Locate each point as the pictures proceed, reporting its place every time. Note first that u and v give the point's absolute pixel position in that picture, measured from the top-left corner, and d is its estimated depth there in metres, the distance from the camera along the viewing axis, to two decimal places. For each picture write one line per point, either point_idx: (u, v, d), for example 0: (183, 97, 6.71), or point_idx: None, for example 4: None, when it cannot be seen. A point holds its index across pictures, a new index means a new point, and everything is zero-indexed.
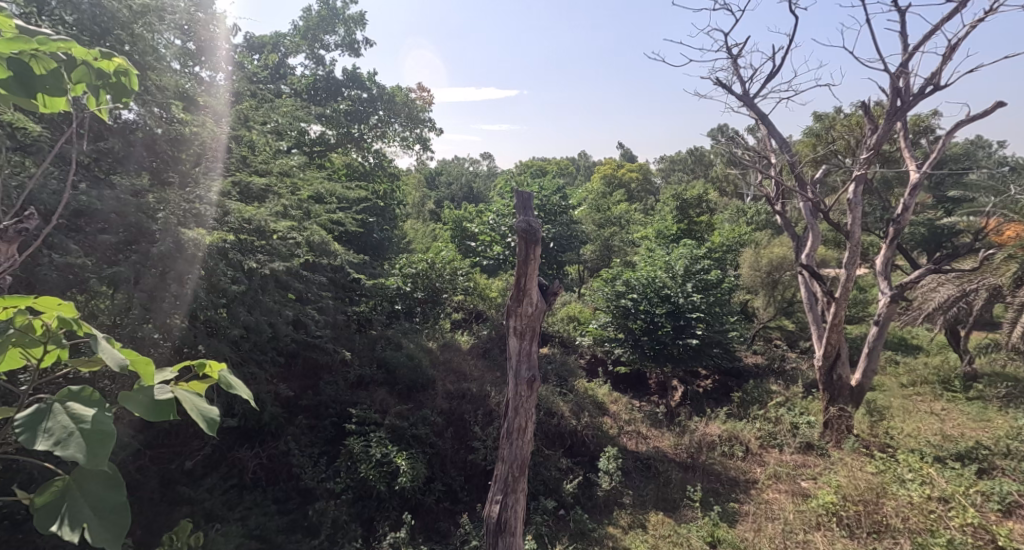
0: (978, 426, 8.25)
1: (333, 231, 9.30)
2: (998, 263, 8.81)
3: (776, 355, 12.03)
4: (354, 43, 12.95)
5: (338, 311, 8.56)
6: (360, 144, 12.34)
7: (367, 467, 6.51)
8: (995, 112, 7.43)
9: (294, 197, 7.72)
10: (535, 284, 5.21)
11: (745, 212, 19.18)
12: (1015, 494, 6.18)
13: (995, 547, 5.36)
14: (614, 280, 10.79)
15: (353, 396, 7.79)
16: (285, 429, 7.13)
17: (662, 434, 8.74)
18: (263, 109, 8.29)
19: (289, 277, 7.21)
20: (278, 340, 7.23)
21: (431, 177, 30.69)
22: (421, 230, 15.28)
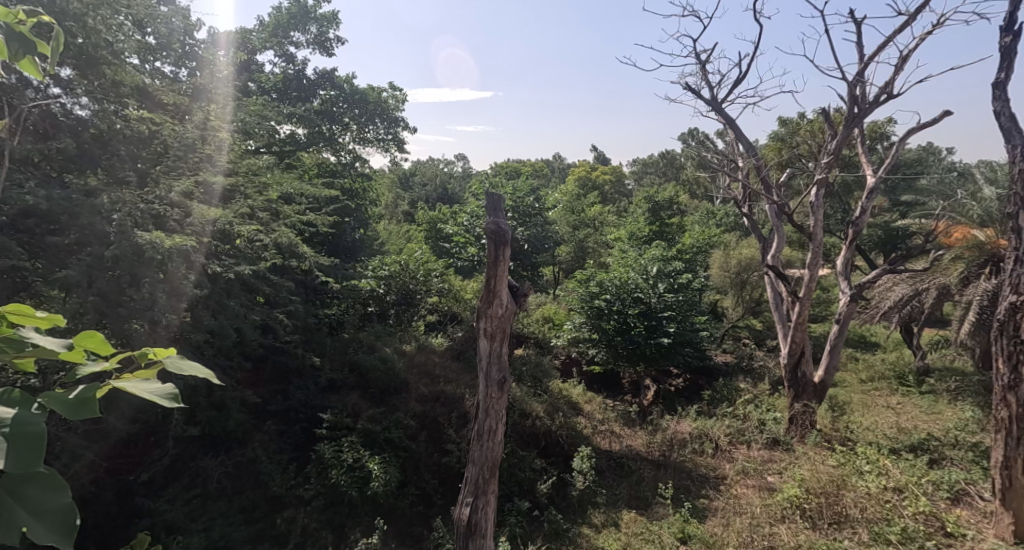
0: (930, 418, 8.55)
1: (304, 233, 9.18)
2: (947, 264, 9.33)
3: (744, 353, 12.28)
4: (325, 42, 12.80)
5: (309, 314, 8.44)
6: (332, 145, 12.19)
7: (338, 472, 6.45)
8: (945, 120, 7.67)
9: (262, 198, 7.59)
10: (505, 285, 5.23)
11: (715, 214, 19.56)
12: (962, 482, 6.51)
13: (945, 534, 5.68)
14: (588, 281, 10.88)
15: (324, 401, 7.70)
16: (252, 436, 7.02)
17: (633, 433, 8.84)
18: (231, 106, 8.13)
19: (256, 280, 7.10)
20: (245, 344, 7.10)
21: (404, 177, 30.50)
22: (395, 231, 15.16)
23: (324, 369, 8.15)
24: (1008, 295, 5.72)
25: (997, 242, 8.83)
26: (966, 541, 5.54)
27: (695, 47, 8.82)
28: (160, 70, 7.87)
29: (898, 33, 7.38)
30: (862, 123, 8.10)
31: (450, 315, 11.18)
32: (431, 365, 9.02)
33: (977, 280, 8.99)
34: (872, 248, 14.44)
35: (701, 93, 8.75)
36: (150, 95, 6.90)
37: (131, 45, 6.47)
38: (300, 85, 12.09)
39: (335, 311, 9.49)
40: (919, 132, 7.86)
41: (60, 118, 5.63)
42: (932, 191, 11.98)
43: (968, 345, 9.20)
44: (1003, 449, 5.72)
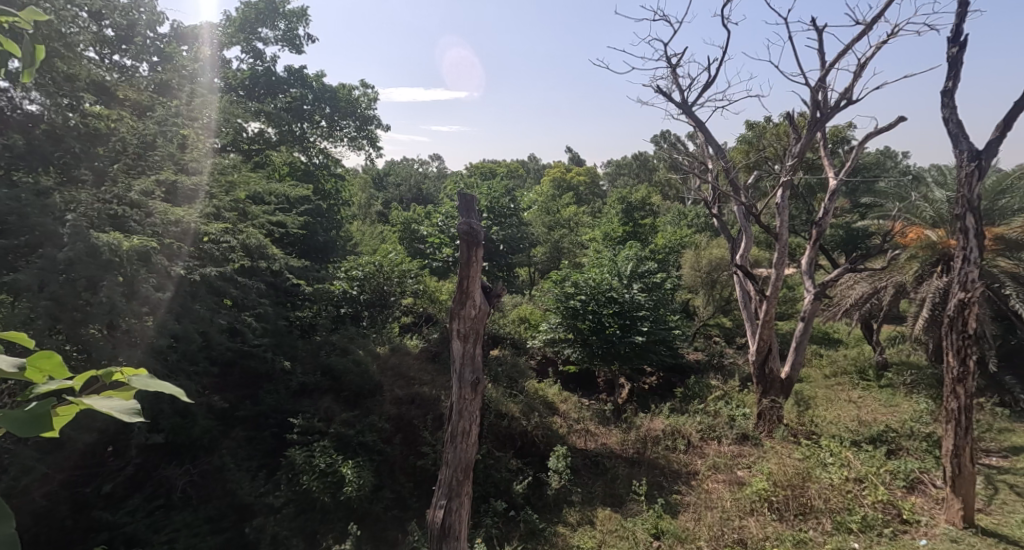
0: (889, 411, 8.83)
1: (274, 233, 9.02)
2: (902, 263, 9.68)
3: (715, 351, 12.50)
4: (295, 38, 12.61)
5: (279, 316, 8.30)
6: (302, 144, 11.95)
7: (310, 478, 6.37)
8: (901, 125, 7.95)
9: (229, 198, 7.41)
10: (477, 286, 5.24)
11: (686, 215, 19.85)
12: (917, 471, 6.80)
13: (901, 521, 6.04)
14: (563, 281, 10.94)
15: (296, 405, 7.58)
16: (220, 442, 6.88)
17: (608, 431, 8.90)
18: (196, 103, 7.95)
19: (223, 282, 6.96)
20: (211, 349, 6.94)
21: (378, 177, 30.22)
22: (367, 232, 15.02)
23: (295, 373, 7.99)
24: (957, 292, 5.97)
25: (948, 241, 9.19)
26: (920, 527, 5.93)
27: (666, 51, 8.94)
28: (118, 64, 7.69)
29: (857, 41, 7.63)
30: (824, 127, 8.33)
31: (426, 316, 11.39)
32: (406, 367, 8.97)
33: (931, 277, 9.34)
34: (835, 248, 14.88)
35: (673, 96, 8.86)
36: (108, 92, 6.73)
37: (87, 39, 6.27)
38: (268, 81, 11.70)
39: (306, 314, 9.37)
40: (878, 136, 8.11)
41: (9, 114, 5.45)
42: (890, 193, 12.41)
43: (923, 340, 9.56)
44: (952, 438, 5.93)
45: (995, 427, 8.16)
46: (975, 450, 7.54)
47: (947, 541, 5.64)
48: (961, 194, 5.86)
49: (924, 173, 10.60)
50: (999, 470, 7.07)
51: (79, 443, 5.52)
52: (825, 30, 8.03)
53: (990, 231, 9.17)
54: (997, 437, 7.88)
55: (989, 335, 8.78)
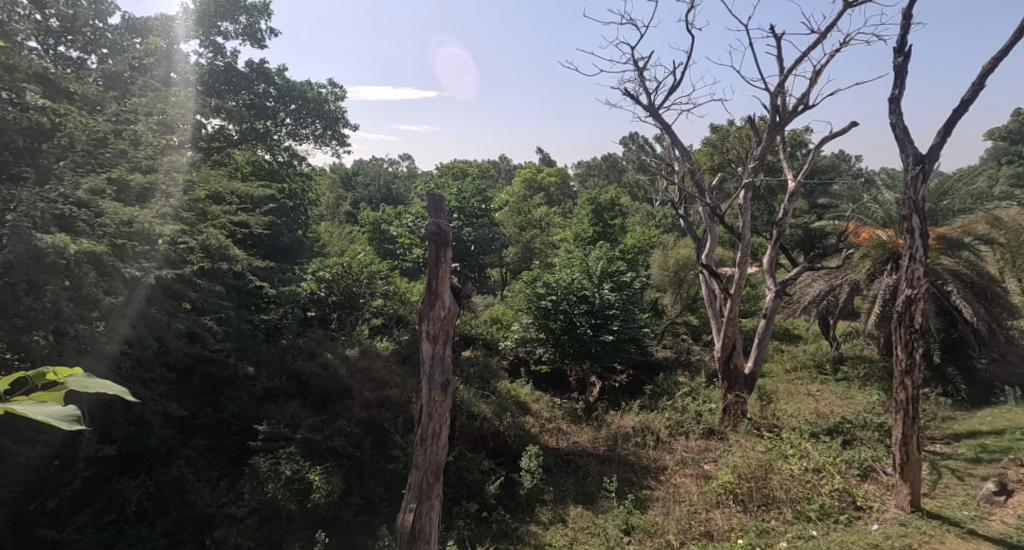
0: (844, 403, 9.14)
1: (237, 234, 8.81)
2: (856, 261, 10.03)
3: (683, 348, 12.71)
4: (256, 32, 12.37)
5: (242, 319, 8.13)
6: (265, 143, 11.53)
7: (276, 486, 6.23)
8: (854, 129, 8.25)
9: (186, 197, 7.04)
10: (447, 286, 5.22)
11: (654, 215, 20.09)
12: (870, 459, 7.07)
13: (856, 508, 6.27)
14: (535, 281, 10.97)
15: (260, 411, 7.43)
16: (178, 452, 6.69)
17: (580, 429, 8.98)
18: (151, 97, 7.69)
19: (181, 285, 6.66)
20: (168, 355, 6.75)
21: (346, 176, 29.76)
22: (334, 233, 14.80)
23: (260, 378, 7.79)
24: (905, 289, 6.21)
25: (897, 241, 9.56)
26: (872, 512, 6.17)
27: (633, 55, 9.05)
28: (63, 56, 7.48)
29: (813, 49, 7.88)
30: (783, 131, 8.56)
31: (396, 318, 11.30)
32: (376, 369, 8.90)
33: (881, 274, 9.69)
34: (796, 247, 15.30)
35: (639, 99, 8.99)
36: (53, 85, 6.54)
37: (26, 28, 6.02)
38: (229, 78, 10.92)
39: (272, 316, 9.18)
40: (833, 140, 8.39)
41: None
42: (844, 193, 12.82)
43: (874, 336, 9.90)
44: (901, 427, 6.15)
45: (939, 415, 8.50)
46: (923, 438, 7.83)
47: (896, 525, 5.86)
48: (906, 197, 6.09)
49: (873, 176, 11.00)
50: (944, 456, 7.35)
51: (22, 457, 5.33)
52: (784, 37, 8.27)
53: (933, 232, 9.56)
54: (941, 425, 8.20)
55: (933, 330, 9.13)
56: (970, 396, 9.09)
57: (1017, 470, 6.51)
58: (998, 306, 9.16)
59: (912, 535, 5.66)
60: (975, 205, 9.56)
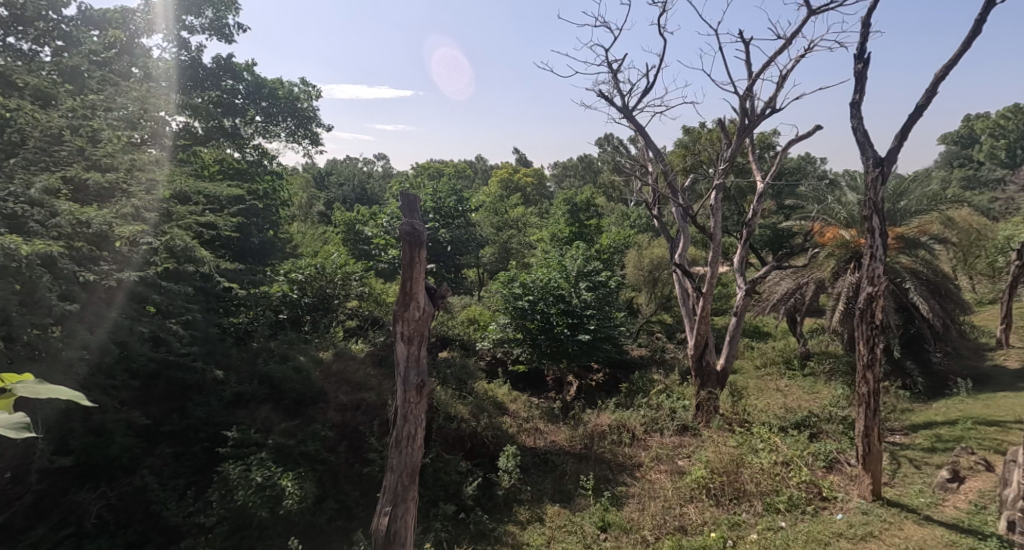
0: (812, 397, 9.36)
1: (204, 235, 8.63)
2: (822, 260, 10.29)
3: (657, 347, 12.85)
4: (223, 28, 12.16)
5: (209, 324, 7.84)
6: (234, 140, 11.17)
7: (246, 493, 6.12)
8: (819, 132, 8.46)
9: (152, 196, 6.80)
10: (421, 287, 5.21)
11: (628, 215, 20.30)
12: (835, 452, 7.26)
13: (822, 499, 6.43)
14: (511, 281, 10.97)
15: (230, 416, 7.27)
16: (142, 461, 6.50)
17: (557, 428, 9.01)
18: (110, 92, 7.49)
19: (145, 288, 6.48)
20: (131, 360, 6.54)
21: (319, 176, 29.38)
22: (307, 235, 14.63)
23: (229, 383, 7.63)
24: (866, 286, 6.39)
25: (859, 240, 9.83)
26: (837, 503, 6.34)
27: (607, 56, 9.12)
28: (13, 47, 7.25)
29: (780, 54, 8.06)
30: (752, 133, 8.73)
31: (372, 320, 11.15)
32: (351, 372, 8.83)
33: (845, 273, 9.96)
34: (765, 247, 15.64)
35: (613, 101, 9.07)
36: (3, 78, 6.38)
37: None
38: (194, 74, 10.73)
39: (242, 319, 8.99)
40: (799, 142, 8.59)
41: None
42: (810, 194, 13.14)
43: (839, 332, 10.15)
44: (864, 420, 6.32)
45: (899, 407, 8.77)
46: (883, 430, 8.06)
47: (859, 513, 6.02)
48: (867, 198, 6.27)
49: (837, 177, 11.30)
50: (903, 446, 7.58)
51: None
52: (752, 42, 8.45)
53: (893, 231, 9.89)
54: (900, 417, 8.45)
55: (893, 326, 9.40)
56: (926, 388, 9.40)
57: (970, 458, 6.76)
58: (952, 303, 9.51)
59: (873, 522, 5.84)
60: (931, 206, 9.92)
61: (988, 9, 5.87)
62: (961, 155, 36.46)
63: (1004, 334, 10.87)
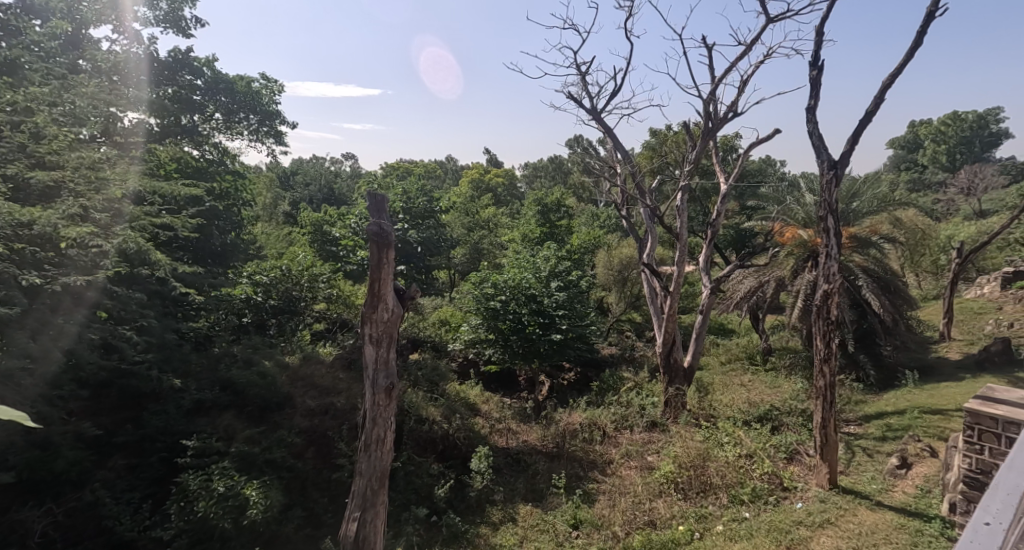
0: (773, 391, 9.62)
1: (161, 237, 8.37)
2: (782, 258, 10.57)
3: (627, 345, 13.03)
4: (179, 21, 11.80)
5: (166, 329, 7.35)
6: (192, 137, 10.78)
7: (207, 505, 5.95)
8: (779, 135, 8.70)
9: (102, 197, 6.54)
10: (390, 288, 5.18)
11: (598, 216, 20.51)
12: (795, 443, 7.47)
13: (783, 489, 6.61)
14: (483, 281, 10.97)
15: (190, 425, 7.08)
16: (93, 475, 6.28)
17: (529, 428, 9.06)
18: (55, 86, 7.21)
19: (96, 293, 6.18)
20: (80, 369, 6.17)
21: (284, 176, 28.86)
22: (271, 237, 14.32)
23: (189, 390, 7.42)
24: (822, 284, 6.58)
25: (817, 240, 10.13)
26: (797, 492, 6.52)
27: (576, 59, 9.21)
28: None
29: (742, 59, 8.26)
30: (715, 136, 8.93)
31: (340, 322, 11.31)
32: (318, 377, 8.79)
33: (803, 271, 10.25)
34: (728, 247, 16.04)
35: (582, 102, 9.15)
36: None
37: None
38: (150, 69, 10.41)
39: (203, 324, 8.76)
40: (760, 145, 8.81)
41: None
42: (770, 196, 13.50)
43: (798, 328, 10.42)
44: (821, 412, 6.52)
45: (853, 399, 9.07)
46: (839, 421, 8.31)
47: (817, 502, 6.21)
48: (822, 199, 6.46)
49: (796, 178, 11.61)
50: (857, 436, 7.84)
51: None
52: (715, 47, 8.64)
53: (847, 231, 10.25)
54: (855, 408, 8.75)
55: (847, 321, 9.70)
56: (878, 380, 9.74)
57: (917, 445, 7.05)
58: (898, 298, 9.89)
59: (830, 509, 6.02)
60: (881, 207, 10.31)
61: (931, 19, 6.12)
62: (912, 158, 37.90)
63: (946, 328, 11.41)
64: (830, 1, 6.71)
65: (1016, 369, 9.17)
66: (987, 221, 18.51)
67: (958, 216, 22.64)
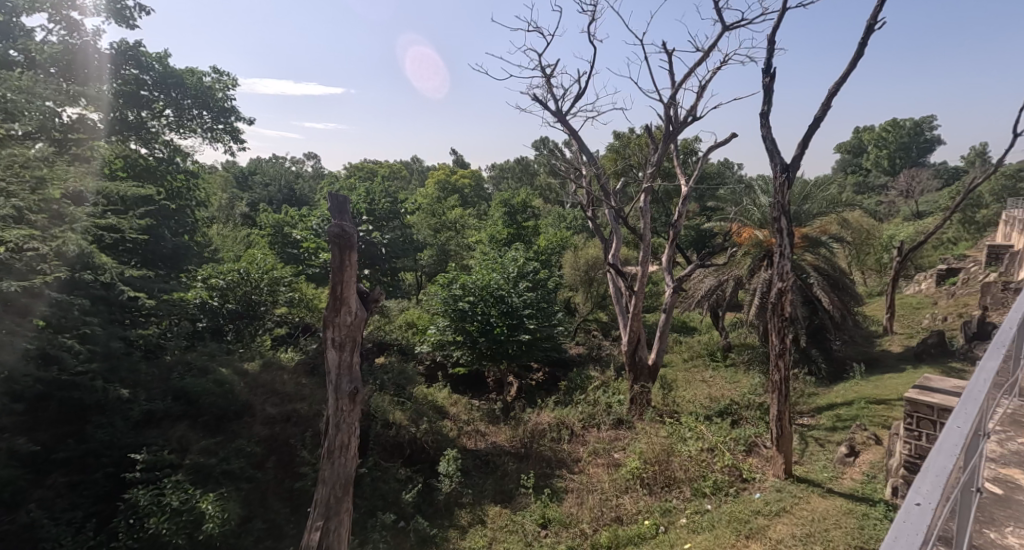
0: (733, 386, 9.88)
1: (105, 240, 8.02)
2: (740, 258, 10.85)
3: (594, 344, 13.18)
4: (122, 9, 10.96)
5: (112, 336, 6.96)
6: (140, 135, 10.09)
7: (159, 520, 5.76)
8: (735, 140, 8.95)
9: (38, 196, 6.23)
10: (353, 291, 5.12)
11: (565, 217, 20.68)
12: (754, 436, 7.69)
13: (743, 480, 6.79)
14: (451, 283, 10.94)
15: (139, 437, 6.78)
16: (29, 495, 5.89)
17: (498, 429, 9.08)
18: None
19: (31, 299, 5.90)
20: (14, 382, 5.78)
21: (241, 176, 28.11)
22: (228, 238, 13.92)
23: (139, 400, 7.05)
24: (776, 282, 6.78)
25: (772, 239, 10.44)
26: (755, 483, 6.70)
27: (541, 61, 9.28)
28: None
29: (699, 65, 8.46)
30: (676, 139, 9.11)
31: (303, 326, 11.25)
32: (279, 383, 8.75)
33: (759, 270, 10.56)
34: (689, 247, 16.41)
35: (547, 105, 9.23)
36: None
37: None
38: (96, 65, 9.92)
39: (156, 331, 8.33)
40: (718, 148, 9.04)
41: None
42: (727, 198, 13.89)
43: (755, 325, 10.73)
44: (776, 405, 6.73)
45: (806, 392, 9.38)
46: (793, 413, 8.57)
47: (773, 491, 6.39)
48: (776, 200, 6.64)
49: (753, 180, 11.96)
50: (810, 427, 8.10)
51: None
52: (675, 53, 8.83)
53: (798, 231, 10.63)
54: (808, 401, 9.05)
55: (800, 317, 9.99)
56: (829, 373, 10.09)
57: (863, 433, 7.34)
58: (846, 295, 10.26)
59: (785, 498, 6.19)
60: (831, 209, 10.71)
61: (872, 31, 6.38)
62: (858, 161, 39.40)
63: (889, 322, 11.95)
64: (780, 11, 6.92)
65: (950, 359, 9.65)
66: (922, 222, 19.57)
67: (898, 218, 23.86)
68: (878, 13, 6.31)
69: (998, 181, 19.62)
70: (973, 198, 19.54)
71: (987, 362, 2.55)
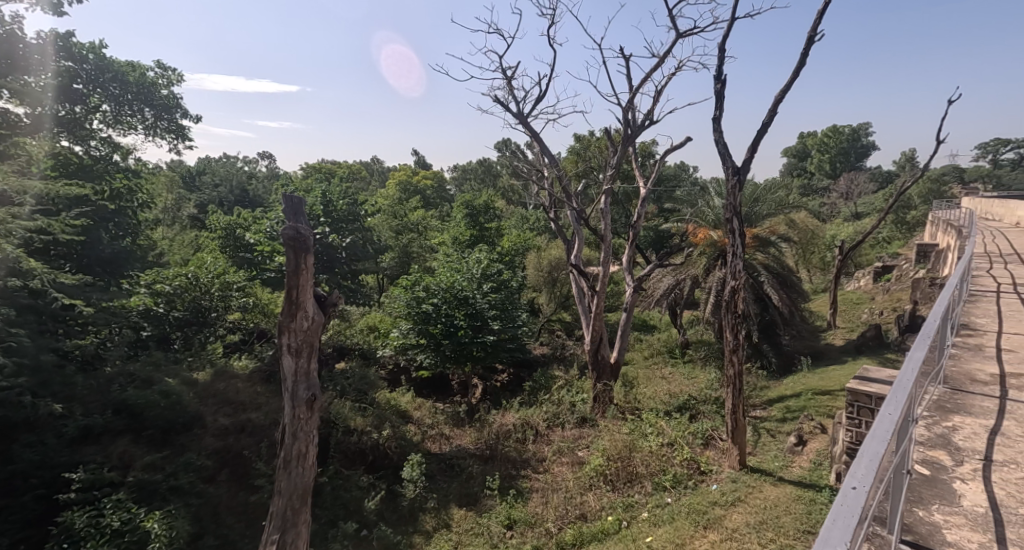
0: (691, 382, 10.12)
1: (38, 245, 7.60)
2: (695, 257, 11.11)
3: (558, 344, 13.29)
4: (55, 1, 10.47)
5: (43, 348, 6.48)
6: (74, 131, 9.57)
7: (99, 543, 5.51)
8: (689, 144, 9.16)
9: None
10: (309, 296, 5.03)
11: (528, 218, 20.81)
12: (710, 430, 7.88)
13: (700, 473, 6.95)
14: (413, 285, 10.83)
15: (75, 455, 6.45)
16: None
17: (462, 432, 9.08)
18: None
19: None
20: None
21: (189, 178, 27.16)
22: (176, 242, 13.43)
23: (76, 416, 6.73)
24: (730, 281, 6.95)
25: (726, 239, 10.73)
26: (712, 475, 6.87)
27: (502, 63, 9.28)
28: None
29: (655, 70, 8.63)
30: (634, 142, 9.25)
31: (258, 332, 11.24)
32: (234, 392, 8.67)
33: (714, 269, 10.83)
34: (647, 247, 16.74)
35: (509, 107, 9.25)
36: None
37: None
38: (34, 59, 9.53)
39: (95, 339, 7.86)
40: (675, 151, 9.21)
41: None
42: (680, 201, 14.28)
43: (712, 322, 11.01)
44: (730, 399, 6.90)
45: (759, 385, 9.68)
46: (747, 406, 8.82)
47: (729, 482, 6.57)
48: (729, 201, 6.82)
49: (706, 182, 12.28)
50: (762, 419, 8.36)
51: None
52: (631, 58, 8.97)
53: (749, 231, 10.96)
54: (760, 394, 9.33)
55: (752, 314, 10.30)
56: (780, 367, 10.46)
57: (810, 423, 7.62)
58: (794, 292, 10.62)
59: (740, 489, 6.36)
60: (779, 210, 11.10)
61: (813, 42, 6.63)
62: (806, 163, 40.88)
63: (832, 318, 12.47)
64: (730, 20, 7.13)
65: (886, 350, 10.13)
66: (861, 222, 20.55)
67: (841, 217, 24.94)
68: (818, 25, 6.56)
69: (928, 183, 20.80)
70: (905, 199, 20.66)
71: (915, 353, 2.66)
